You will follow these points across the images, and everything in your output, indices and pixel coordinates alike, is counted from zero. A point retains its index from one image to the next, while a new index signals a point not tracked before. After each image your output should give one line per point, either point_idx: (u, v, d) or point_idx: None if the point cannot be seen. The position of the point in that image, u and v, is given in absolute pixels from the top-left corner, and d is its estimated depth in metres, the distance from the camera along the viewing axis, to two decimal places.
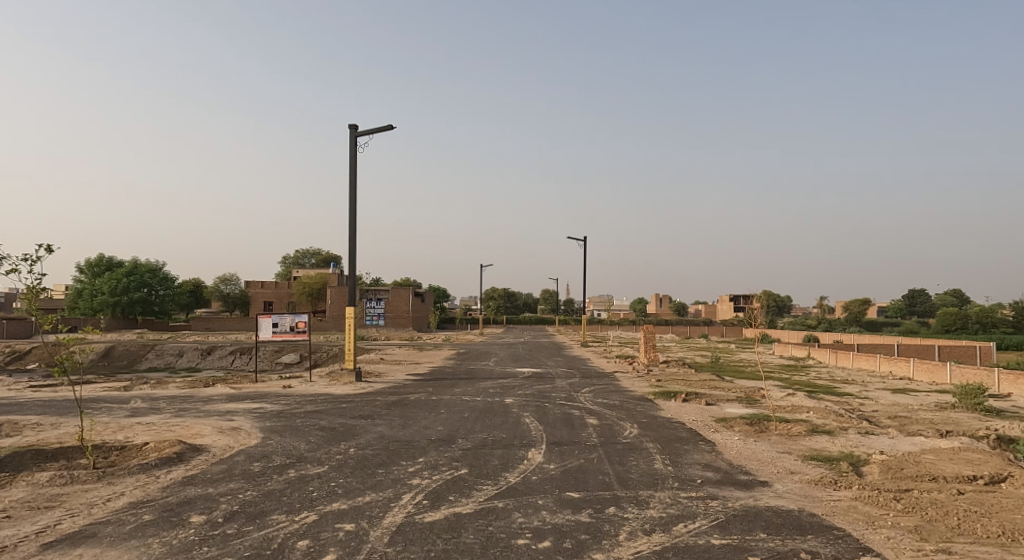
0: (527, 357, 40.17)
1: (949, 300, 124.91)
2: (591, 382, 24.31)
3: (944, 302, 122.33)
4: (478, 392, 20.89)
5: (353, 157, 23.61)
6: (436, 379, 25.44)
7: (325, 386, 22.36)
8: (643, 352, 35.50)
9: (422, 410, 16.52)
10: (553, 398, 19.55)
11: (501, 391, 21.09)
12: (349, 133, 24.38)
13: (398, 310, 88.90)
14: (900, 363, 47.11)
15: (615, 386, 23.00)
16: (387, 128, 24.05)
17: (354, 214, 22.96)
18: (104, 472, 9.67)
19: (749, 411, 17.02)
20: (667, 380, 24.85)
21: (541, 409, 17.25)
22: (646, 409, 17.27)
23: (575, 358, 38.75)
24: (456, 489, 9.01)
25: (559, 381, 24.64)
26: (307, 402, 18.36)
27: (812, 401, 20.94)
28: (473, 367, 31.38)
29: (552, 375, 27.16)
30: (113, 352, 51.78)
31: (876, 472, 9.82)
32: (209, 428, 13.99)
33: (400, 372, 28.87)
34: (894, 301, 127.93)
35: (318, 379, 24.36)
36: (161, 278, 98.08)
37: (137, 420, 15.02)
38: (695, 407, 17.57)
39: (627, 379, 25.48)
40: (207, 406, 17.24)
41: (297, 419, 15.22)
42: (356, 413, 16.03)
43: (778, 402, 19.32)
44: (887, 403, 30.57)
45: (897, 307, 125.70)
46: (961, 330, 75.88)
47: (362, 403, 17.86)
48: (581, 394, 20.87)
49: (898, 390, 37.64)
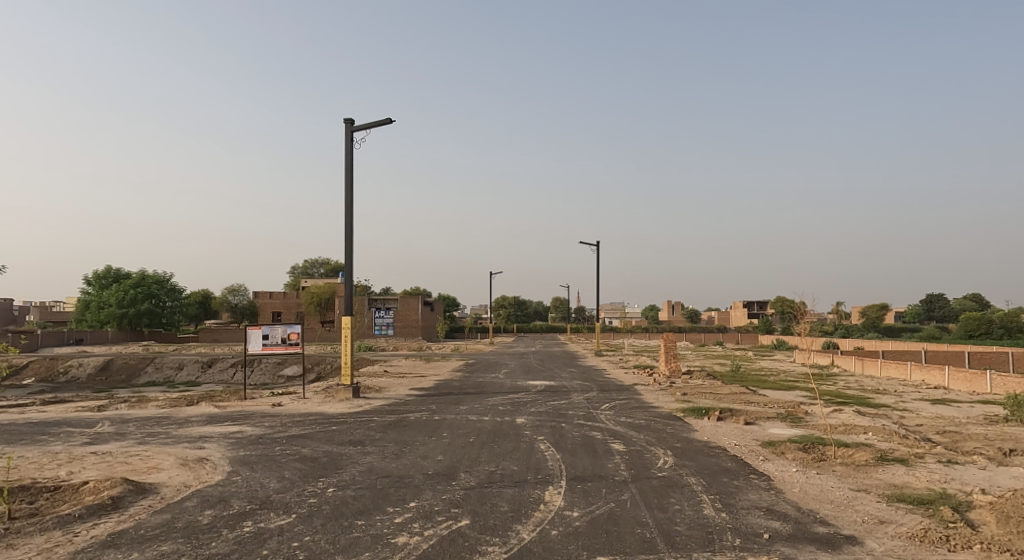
0: (540, 368, 37.82)
1: (969, 305, 121.97)
2: (611, 398, 22.18)
3: (964, 307, 119.54)
4: (485, 410, 18.73)
5: (348, 152, 21.69)
6: (442, 395, 23.38)
7: (319, 404, 20.37)
8: (664, 363, 33.36)
9: (421, 434, 14.48)
10: (569, 417, 17.42)
11: (512, 409, 18.92)
12: (346, 127, 22.51)
13: (408, 320, 87.88)
14: (933, 371, 44.72)
15: (638, 401, 20.81)
16: (386, 122, 22.28)
17: (349, 212, 21.13)
18: (10, 529, 7.63)
19: (798, 433, 14.89)
20: (693, 394, 22.73)
21: (557, 432, 15.14)
22: (677, 431, 15.14)
23: (590, 369, 36.72)
24: (455, 553, 6.91)
25: (576, 397, 22.52)
26: (294, 424, 16.30)
27: (862, 417, 18.68)
28: (481, 381, 29.23)
29: (567, 389, 25.04)
30: (112, 365, 50.15)
31: (993, 523, 7.69)
32: (169, 459, 11.92)
33: (403, 386, 26.87)
34: (911, 307, 125.41)
35: (313, 395, 22.36)
36: (168, 289, 97.59)
37: (91, 449, 13.00)
38: (733, 428, 15.39)
39: (649, 393, 23.38)
40: (180, 431, 15.20)
41: (277, 447, 13.14)
42: (347, 438, 13.97)
43: (828, 420, 17.09)
44: (928, 415, 28.23)
45: (914, 312, 123.36)
46: (985, 336, 73.17)
47: (353, 426, 15.73)
48: (601, 411, 18.70)
49: (936, 401, 35.23)
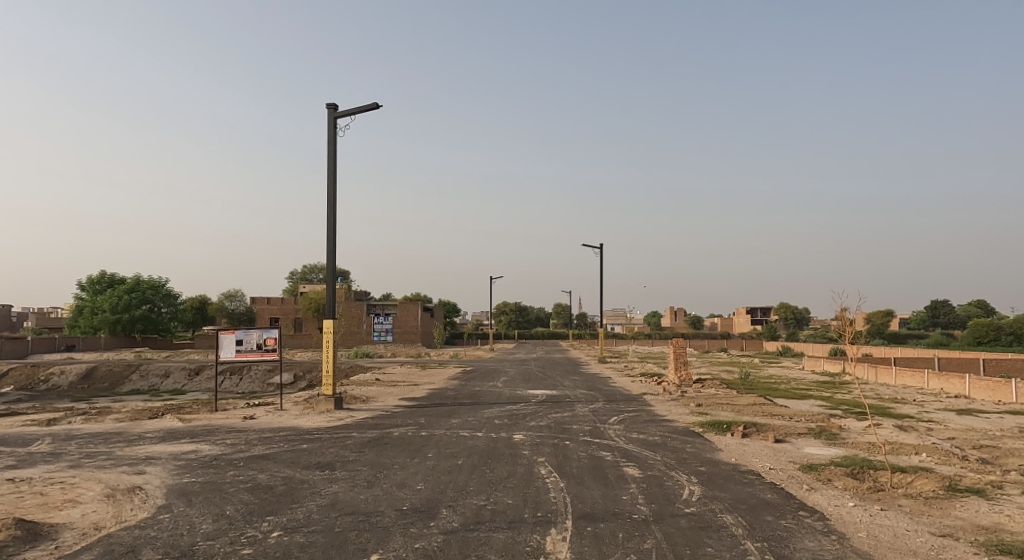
0: (541, 376, 35.78)
1: (974, 311, 120.09)
2: (619, 410, 20.18)
3: (969, 314, 117.68)
4: (479, 425, 16.71)
5: (331, 140, 19.76)
6: (433, 406, 21.38)
7: (296, 417, 18.37)
8: (673, 371, 31.37)
9: (403, 455, 12.51)
10: (574, 433, 15.44)
11: (509, 423, 16.89)
12: (328, 114, 20.57)
13: (407, 326, 85.92)
14: (953, 380, 42.64)
15: (648, 414, 18.82)
16: (372, 107, 20.36)
17: (332, 205, 19.25)
18: None
19: (839, 453, 12.90)
20: (710, 405, 20.75)
21: (560, 452, 13.13)
22: (697, 450, 13.16)
23: (594, 377, 34.69)
24: None
25: (581, 409, 20.52)
26: (260, 441, 14.29)
27: (902, 432, 16.70)
28: (477, 389, 27.25)
29: (570, 399, 23.05)
30: (95, 373, 48.23)
31: None
32: (95, 488, 9.91)
33: (393, 396, 24.84)
34: (915, 314, 123.49)
35: (292, 407, 20.35)
36: (164, 295, 95.74)
37: (9, 474, 10.98)
38: (763, 447, 13.41)
39: (660, 405, 21.38)
40: (125, 450, 13.17)
41: (231, 471, 11.14)
42: (315, 460, 11.97)
43: (866, 436, 15.11)
44: (958, 427, 26.19)
45: (918, 319, 121.39)
46: (993, 342, 70.99)
47: (327, 444, 13.72)
48: (609, 426, 16.70)
49: (961, 411, 33.19)
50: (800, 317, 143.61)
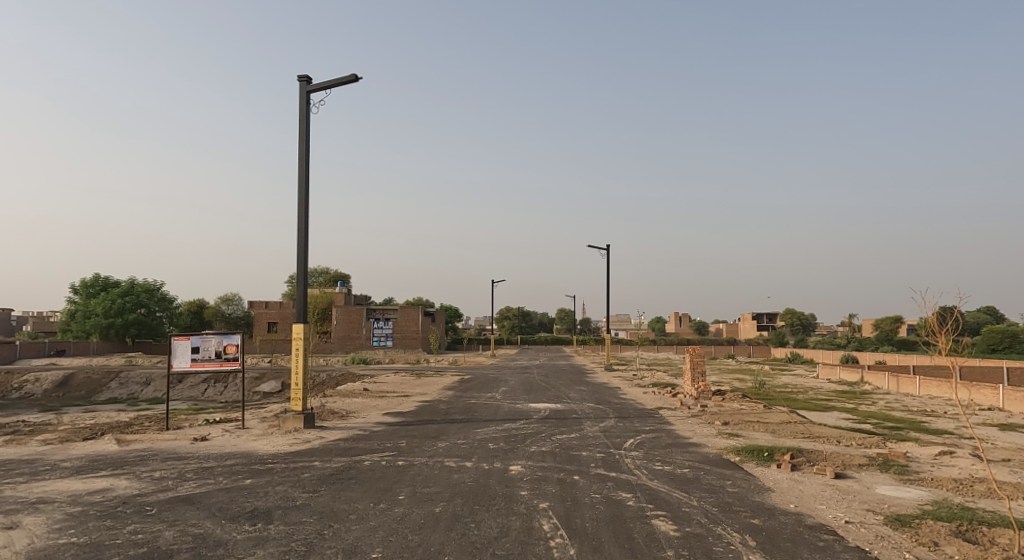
0: (543, 385, 32.89)
1: (984, 317, 117.07)
2: (635, 430, 17.41)
3: (979, 321, 114.74)
4: (471, 451, 13.92)
5: (303, 117, 17.09)
6: (420, 424, 18.59)
7: (257, 438, 15.63)
8: (689, 382, 28.52)
9: (369, 498, 9.75)
10: (584, 463, 12.63)
11: (507, 449, 14.07)
12: (301, 88, 17.87)
13: (407, 331, 83.02)
14: (986, 390, 39.80)
15: (670, 436, 16.02)
16: (350, 79, 17.68)
17: (304, 192, 16.55)
18: None
19: (924, 495, 10.12)
20: (740, 425, 17.91)
21: (568, 492, 10.36)
22: (741, 491, 10.38)
23: (602, 387, 31.89)
24: None
25: (591, 427, 17.73)
26: (195, 476, 11.52)
27: (976, 460, 13.90)
28: (473, 402, 24.44)
29: (577, 415, 20.28)
30: (73, 381, 45.56)
31: None
32: None
33: (377, 410, 22.03)
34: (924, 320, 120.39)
35: (257, 426, 17.59)
36: (159, 298, 93.24)
37: None
38: (824, 486, 10.63)
39: (682, 423, 18.56)
40: (16, 489, 10.42)
41: (131, 526, 8.40)
42: (251, 508, 9.21)
43: (943, 468, 12.32)
44: (1011, 448, 23.34)
45: None
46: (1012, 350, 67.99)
47: (277, 481, 10.95)
48: (626, 452, 13.89)
49: (1005, 426, 30.25)
50: (807, 323, 140.56)
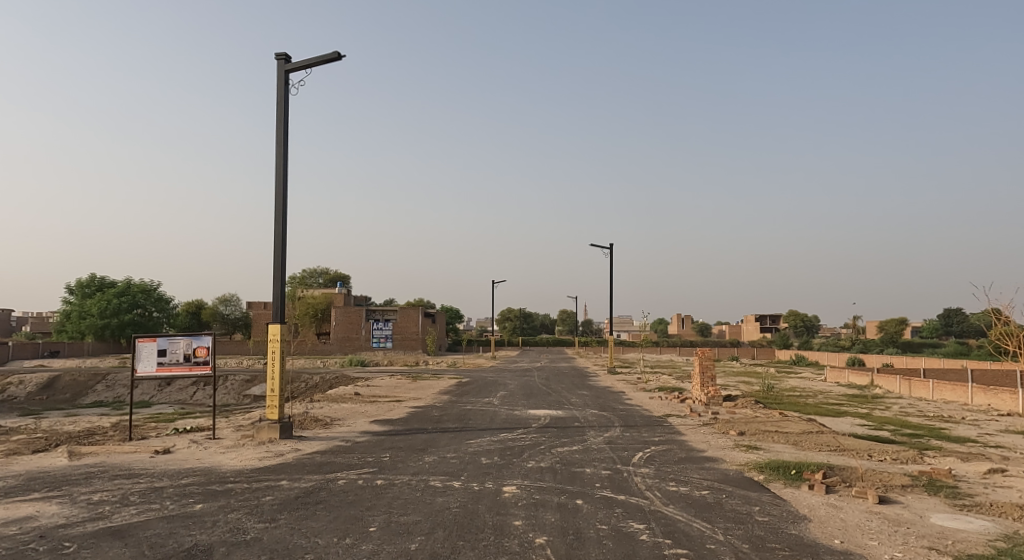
0: (544, 389, 31.32)
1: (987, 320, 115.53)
2: (642, 441, 15.89)
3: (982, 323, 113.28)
4: (461, 467, 12.39)
5: (281, 99, 15.58)
6: (409, 434, 17.07)
7: (225, 451, 14.13)
8: (697, 386, 26.97)
9: (333, 530, 8.23)
10: (588, 483, 11.09)
11: (501, 465, 12.52)
12: (279, 68, 16.34)
13: (407, 333, 81.56)
14: (1004, 394, 38.28)
15: (682, 449, 14.48)
16: (332, 58, 16.17)
17: (282, 181, 15.07)
18: None
19: (988, 527, 8.55)
20: (757, 436, 16.39)
21: (567, 521, 8.82)
22: (772, 521, 8.83)
23: (605, 391, 30.36)
24: None
25: (594, 438, 16.24)
26: (140, 499, 9.99)
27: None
28: (468, 408, 22.93)
29: (579, 423, 18.74)
30: (58, 384, 44.13)
31: None
32: None
33: (364, 417, 20.54)
34: (928, 322, 118.69)
35: (229, 436, 16.08)
36: (155, 299, 91.80)
37: None
38: (870, 515, 9.07)
39: (694, 433, 17.04)
40: None
41: None
42: (188, 546, 7.65)
43: (997, 489, 10.77)
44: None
45: (932, 327, 116.72)
46: None
47: (230, 507, 9.41)
48: (635, 469, 12.35)
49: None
50: (810, 325, 138.91)
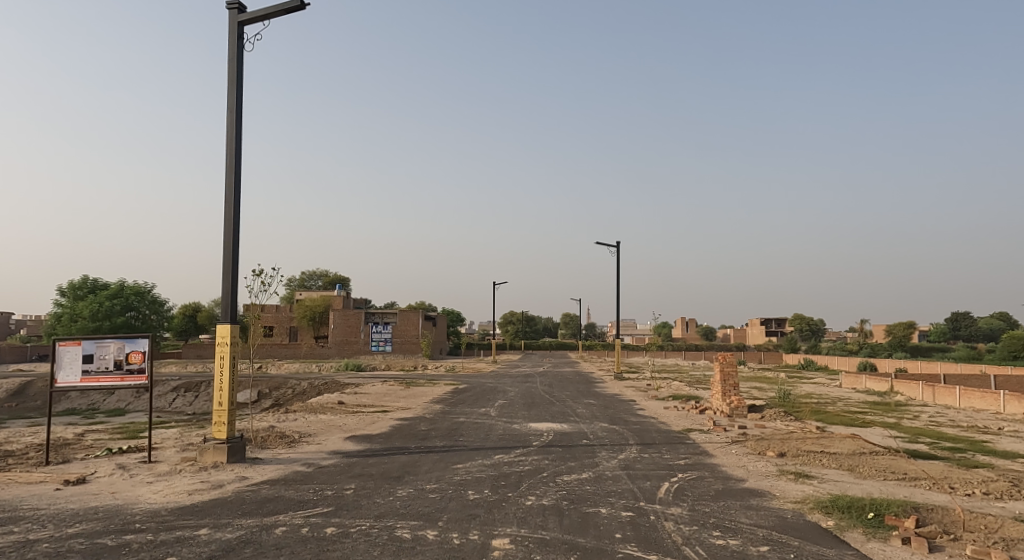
0: (546, 398, 28.54)
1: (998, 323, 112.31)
2: (665, 465, 13.19)
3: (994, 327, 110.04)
4: (440, 505, 9.68)
5: (232, 53, 12.98)
6: (384, 455, 14.35)
7: (152, 481, 11.43)
8: (717, 395, 24.19)
9: None
10: (604, 533, 8.34)
11: (492, 503, 9.78)
12: (233, 19, 13.71)
13: (407, 336, 78.88)
14: None
15: (716, 479, 11.73)
16: (295, 6, 13.56)
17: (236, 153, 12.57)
18: None
19: None
20: (803, 459, 13.64)
21: None
22: None
23: (614, 400, 27.65)
24: None
25: (606, 461, 13.53)
26: None
27: None
28: (460, 420, 20.22)
29: (587, 440, 16.03)
30: (29, 391, 41.44)
31: None
32: None
33: (339, 432, 17.80)
34: (937, 326, 115.61)
35: (168, 458, 13.38)
36: (150, 301, 89.13)
37: None
38: None
39: (726, 454, 14.29)
40: None
41: None
42: None
43: None
44: None
45: (941, 330, 113.62)
46: None
47: None
48: (665, 509, 9.59)
49: None
50: (817, 329, 135.95)
